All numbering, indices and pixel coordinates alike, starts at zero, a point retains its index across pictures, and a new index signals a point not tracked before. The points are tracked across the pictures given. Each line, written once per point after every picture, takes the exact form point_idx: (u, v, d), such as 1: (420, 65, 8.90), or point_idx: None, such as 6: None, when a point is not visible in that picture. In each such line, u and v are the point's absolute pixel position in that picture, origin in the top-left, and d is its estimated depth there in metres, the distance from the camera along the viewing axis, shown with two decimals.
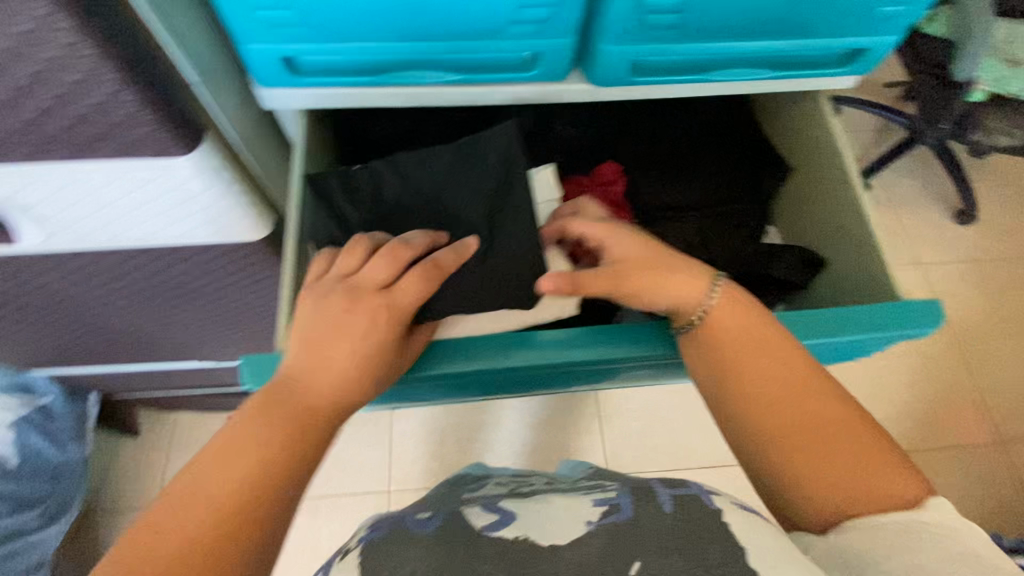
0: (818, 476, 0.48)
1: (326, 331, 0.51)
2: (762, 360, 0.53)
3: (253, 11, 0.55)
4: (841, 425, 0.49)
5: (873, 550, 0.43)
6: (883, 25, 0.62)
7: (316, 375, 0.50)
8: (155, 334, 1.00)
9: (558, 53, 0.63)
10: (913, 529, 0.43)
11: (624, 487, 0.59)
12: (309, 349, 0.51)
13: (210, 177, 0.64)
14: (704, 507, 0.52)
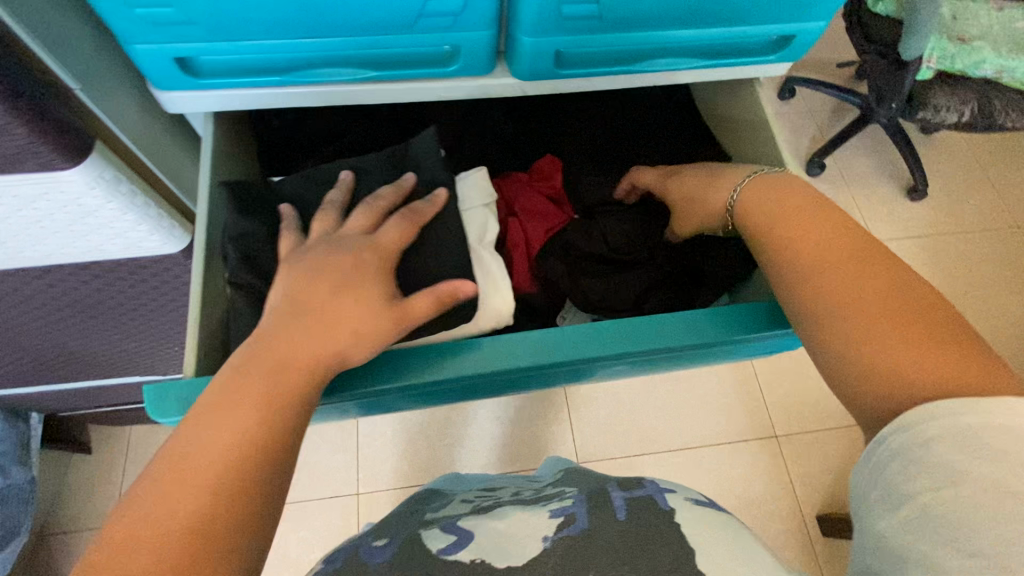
0: (879, 346, 0.45)
1: (317, 295, 0.48)
2: (817, 235, 0.53)
3: (131, 9, 0.50)
4: (912, 296, 0.47)
5: (915, 478, 0.40)
6: (809, 12, 0.61)
7: (310, 336, 0.46)
8: (83, 353, 0.94)
9: (476, 46, 0.59)
10: (970, 438, 0.39)
11: (580, 495, 0.57)
12: (297, 314, 0.47)
13: (108, 190, 0.59)
14: (658, 509, 0.52)
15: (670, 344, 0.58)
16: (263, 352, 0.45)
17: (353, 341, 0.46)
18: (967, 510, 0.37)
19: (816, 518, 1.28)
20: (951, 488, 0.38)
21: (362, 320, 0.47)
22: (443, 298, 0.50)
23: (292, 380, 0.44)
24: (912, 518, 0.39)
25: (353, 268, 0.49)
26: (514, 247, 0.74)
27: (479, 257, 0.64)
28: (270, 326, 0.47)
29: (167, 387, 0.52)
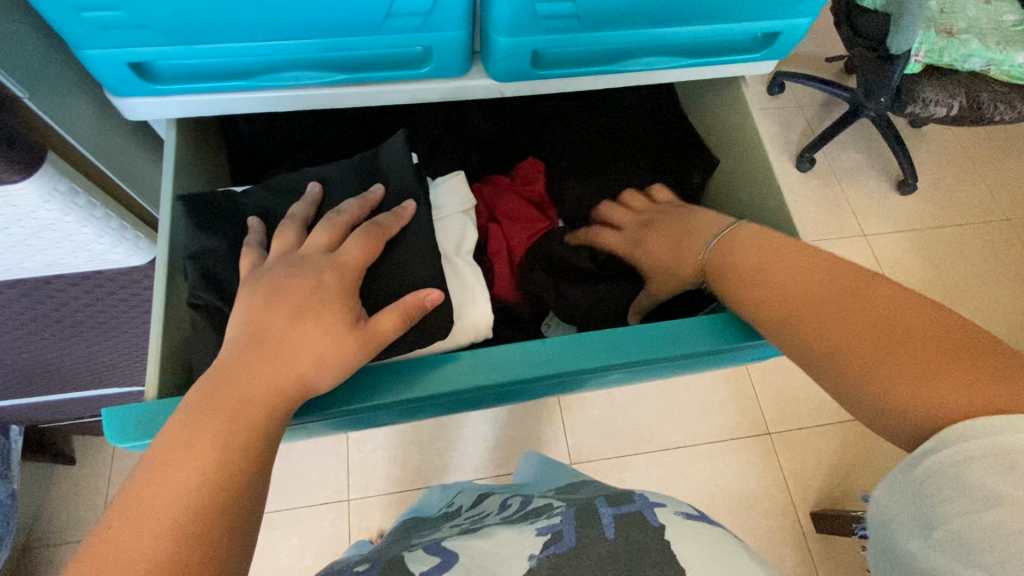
0: (894, 383, 0.43)
1: (275, 323, 0.46)
2: (799, 276, 0.51)
3: (78, 12, 0.47)
4: (913, 319, 0.45)
5: (956, 502, 0.40)
6: (795, 8, 0.59)
7: (270, 366, 0.44)
8: (55, 368, 0.90)
9: (449, 47, 0.57)
10: (1012, 460, 0.38)
11: (567, 510, 0.55)
12: (255, 344, 0.45)
13: (64, 203, 0.56)
14: (648, 525, 0.49)
15: (655, 354, 0.57)
16: (222, 384, 0.44)
17: (317, 369, 0.45)
18: (1012, 536, 0.37)
19: (811, 516, 1.27)
20: (996, 515, 0.38)
21: (325, 347, 0.45)
22: (408, 313, 0.50)
23: (253, 412, 0.43)
24: (953, 539, 0.40)
25: (313, 292, 0.47)
26: (495, 255, 0.71)
27: (456, 266, 0.62)
28: (228, 356, 0.45)
29: (126, 409, 0.51)
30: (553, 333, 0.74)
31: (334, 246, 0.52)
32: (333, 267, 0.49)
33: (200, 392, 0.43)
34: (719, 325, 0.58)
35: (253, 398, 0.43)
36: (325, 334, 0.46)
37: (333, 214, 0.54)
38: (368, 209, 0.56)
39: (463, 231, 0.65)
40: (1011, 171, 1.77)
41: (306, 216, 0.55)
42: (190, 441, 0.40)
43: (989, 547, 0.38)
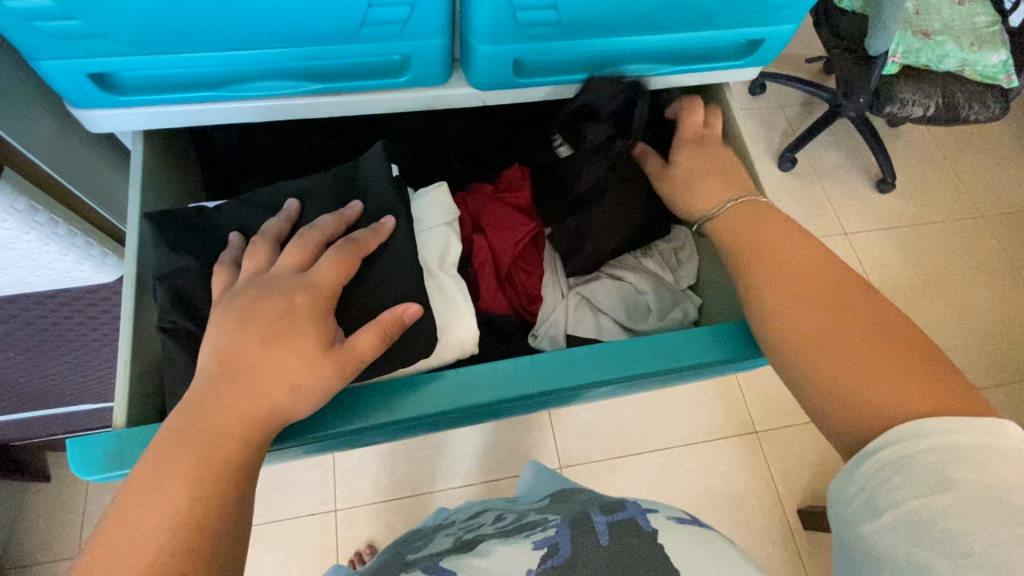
0: (852, 378, 0.44)
1: (246, 349, 0.44)
2: (798, 274, 0.50)
3: (30, 22, 0.44)
4: (898, 333, 0.46)
5: (909, 484, 0.40)
6: (778, 15, 0.58)
7: (243, 395, 0.42)
8: (24, 386, 0.86)
9: (428, 56, 0.55)
10: (962, 445, 0.40)
11: (563, 521, 0.53)
12: (226, 373, 0.43)
13: (23, 221, 0.53)
14: (640, 530, 0.49)
15: (649, 368, 0.56)
16: (193, 417, 0.41)
17: (290, 396, 0.43)
18: (963, 515, 0.38)
19: (798, 513, 1.28)
20: (948, 497, 0.39)
21: (299, 372, 0.43)
22: (386, 332, 0.47)
23: (224, 445, 0.41)
24: (904, 521, 0.40)
25: (284, 315, 0.45)
26: (479, 266, 0.70)
27: (438, 280, 0.60)
28: (200, 388, 0.43)
29: (90, 439, 0.48)
30: (540, 344, 0.74)
31: (308, 265, 0.50)
32: (306, 287, 0.47)
33: (173, 427, 0.41)
34: (716, 336, 0.58)
35: (225, 430, 0.41)
36: (298, 359, 0.44)
37: (306, 230, 0.51)
38: (344, 224, 0.54)
39: (446, 243, 0.63)
40: (985, 169, 1.80)
41: (280, 232, 0.53)
42: (160, 478, 0.38)
43: (940, 526, 0.38)
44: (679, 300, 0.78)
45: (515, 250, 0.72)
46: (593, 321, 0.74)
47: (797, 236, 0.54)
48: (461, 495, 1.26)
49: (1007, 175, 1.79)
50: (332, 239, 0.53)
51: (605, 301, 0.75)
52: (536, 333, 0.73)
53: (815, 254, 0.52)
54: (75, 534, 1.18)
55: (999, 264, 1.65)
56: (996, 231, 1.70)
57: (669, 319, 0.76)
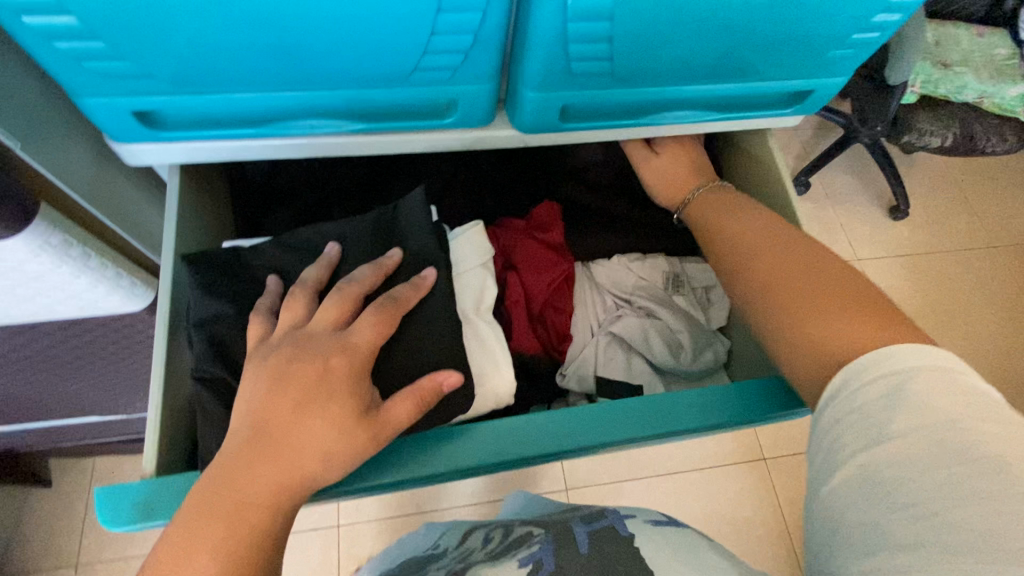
0: (809, 314, 0.48)
1: (279, 413, 0.42)
2: (759, 231, 0.57)
3: (79, 62, 0.43)
4: (834, 273, 0.50)
5: (851, 439, 0.40)
6: (832, 69, 0.57)
7: (275, 463, 0.41)
8: (36, 400, 0.85)
9: (475, 100, 0.54)
10: (903, 388, 0.40)
11: (546, 536, 0.50)
12: (258, 439, 0.42)
13: (58, 256, 0.52)
14: (618, 537, 0.47)
15: (683, 428, 0.54)
16: (221, 484, 0.40)
17: (324, 465, 0.42)
18: (907, 464, 0.36)
19: (806, 544, 1.25)
20: (889, 448, 0.37)
21: (332, 440, 0.42)
22: (423, 401, 0.46)
23: (251, 513, 0.40)
24: (859, 475, 0.38)
25: (322, 378, 0.43)
26: (512, 305, 0.69)
27: (474, 326, 0.59)
28: (230, 451, 0.41)
29: (117, 491, 0.46)
30: (569, 384, 0.72)
31: (344, 324, 0.48)
32: (345, 348, 0.45)
33: (197, 487, 0.40)
34: (732, 395, 0.56)
35: (254, 500, 0.40)
36: (331, 428, 0.42)
37: (345, 283, 0.50)
38: (383, 275, 0.52)
39: (482, 285, 0.62)
40: (999, 199, 1.79)
41: (316, 284, 0.51)
42: (189, 550, 0.37)
43: (886, 480, 0.36)
44: (711, 340, 0.77)
45: (548, 289, 0.71)
46: (625, 360, 0.73)
47: (741, 203, 0.62)
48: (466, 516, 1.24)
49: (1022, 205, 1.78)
50: (370, 293, 0.51)
51: (641, 341, 0.74)
52: (564, 371, 0.72)
53: (769, 227, 0.57)
54: (76, 543, 1.16)
55: (1011, 293, 1.64)
56: (1008, 261, 1.69)
57: (701, 361, 0.75)
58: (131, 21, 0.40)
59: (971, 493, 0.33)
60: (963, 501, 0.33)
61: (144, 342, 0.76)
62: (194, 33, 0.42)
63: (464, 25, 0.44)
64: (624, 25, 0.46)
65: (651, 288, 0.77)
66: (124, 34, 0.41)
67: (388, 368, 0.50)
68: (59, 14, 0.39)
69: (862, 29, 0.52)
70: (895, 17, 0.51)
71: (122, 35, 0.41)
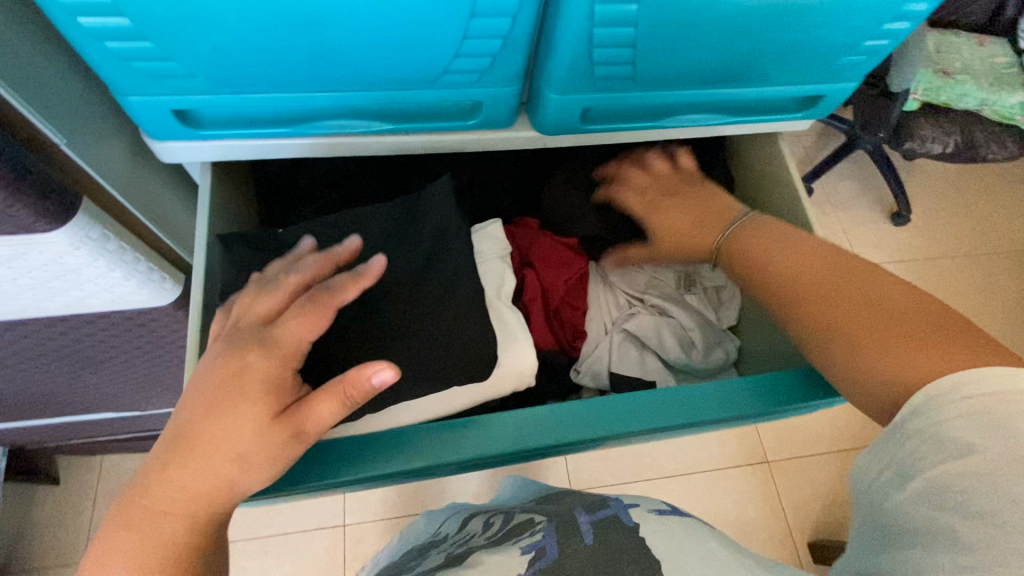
0: (881, 352, 0.46)
1: (193, 418, 0.42)
2: (812, 253, 0.55)
3: (127, 61, 0.45)
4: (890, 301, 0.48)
5: (927, 454, 0.40)
6: (843, 74, 0.59)
7: (190, 468, 0.40)
8: (56, 395, 0.87)
9: (499, 102, 0.56)
10: (993, 408, 0.39)
11: (548, 524, 0.51)
12: (174, 445, 0.41)
13: (95, 249, 0.54)
14: (623, 527, 0.48)
15: (710, 417, 0.56)
16: (141, 488, 0.41)
17: (238, 467, 0.41)
18: (982, 477, 0.37)
19: (810, 545, 1.26)
20: (971, 464, 0.38)
21: (243, 441, 0.41)
22: (346, 397, 0.43)
23: (171, 519, 0.40)
24: (930, 488, 0.40)
25: (235, 378, 0.43)
26: (530, 301, 0.71)
27: (497, 311, 0.61)
28: (155, 454, 0.42)
29: None
30: (583, 380, 0.74)
31: (275, 315, 0.47)
32: (267, 344, 0.45)
33: (127, 491, 0.41)
34: (749, 388, 0.58)
35: (167, 507, 0.40)
36: (245, 429, 0.41)
37: (288, 274, 0.49)
38: (412, 268, 0.54)
39: (502, 274, 0.63)
40: (999, 205, 1.81)
41: (278, 273, 0.51)
42: (108, 561, 0.38)
43: (957, 491, 0.38)
44: (721, 339, 0.79)
45: (565, 286, 0.73)
46: (638, 357, 0.75)
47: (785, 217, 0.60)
48: None
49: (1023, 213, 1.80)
50: (314, 282, 0.50)
51: (654, 338, 0.75)
52: (579, 367, 0.74)
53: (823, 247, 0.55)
54: (86, 539, 1.17)
55: (1011, 299, 1.65)
56: (1009, 267, 1.70)
57: (712, 359, 0.77)
58: (181, 24, 0.42)
59: None
60: None
61: (167, 337, 0.77)
62: (238, 35, 0.44)
63: (494, 30, 0.46)
64: (647, 31, 0.48)
65: (663, 287, 0.79)
66: (173, 35, 0.43)
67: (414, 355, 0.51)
68: (113, 15, 0.41)
69: (873, 37, 0.54)
70: (904, 25, 0.53)
71: (170, 36, 0.43)
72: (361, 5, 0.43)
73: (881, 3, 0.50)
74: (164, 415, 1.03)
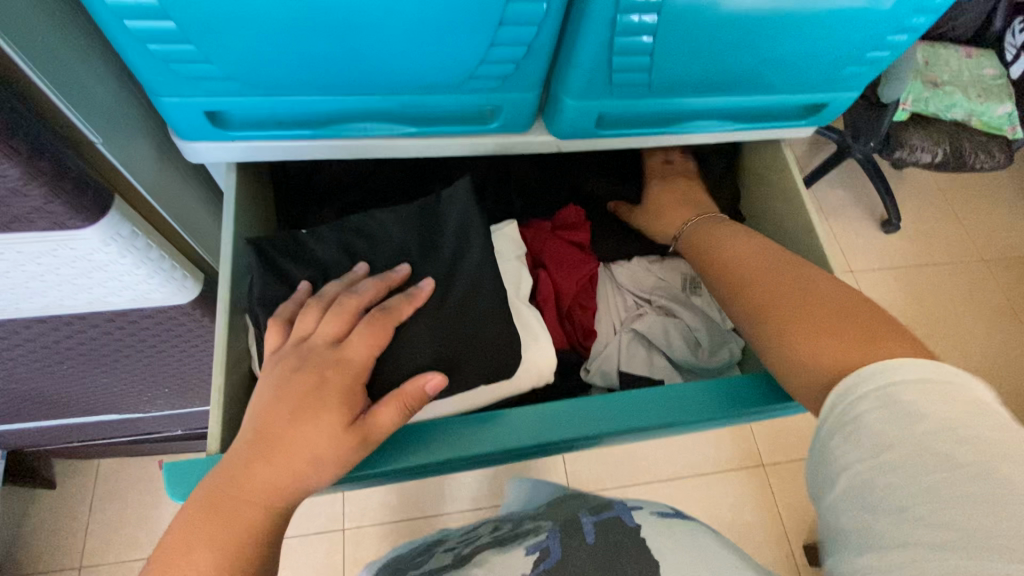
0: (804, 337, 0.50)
1: (276, 422, 0.45)
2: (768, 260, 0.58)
3: (167, 63, 0.47)
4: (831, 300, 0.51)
5: (850, 450, 0.41)
6: (845, 84, 0.61)
7: (273, 466, 0.44)
8: (63, 395, 0.87)
9: (519, 107, 0.58)
10: (900, 398, 0.41)
11: (552, 526, 0.53)
12: (257, 446, 0.44)
13: (124, 246, 0.55)
14: (624, 526, 0.50)
15: (724, 413, 0.58)
16: (222, 483, 0.43)
17: (315, 467, 0.44)
18: (903, 469, 0.37)
19: (804, 548, 1.28)
20: (882, 456, 0.39)
21: (322, 446, 0.44)
22: (407, 405, 0.47)
23: (252, 513, 0.43)
24: (854, 487, 0.39)
25: (317, 389, 0.46)
26: (544, 301, 0.72)
27: (516, 310, 0.62)
28: (234, 453, 0.45)
29: (183, 464, 0.49)
30: (593, 379, 0.75)
31: (343, 336, 0.50)
32: (338, 361, 0.48)
33: (204, 487, 0.44)
34: (761, 384, 0.60)
35: (251, 498, 0.43)
36: (324, 434, 0.44)
37: (346, 295, 0.51)
38: (436, 268, 0.56)
39: (520, 276, 0.65)
40: (985, 215, 1.85)
41: (335, 293, 0.52)
42: (190, 544, 0.41)
43: (881, 484, 0.38)
44: (726, 339, 0.80)
45: (578, 287, 0.75)
46: (646, 356, 0.77)
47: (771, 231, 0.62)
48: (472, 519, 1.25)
49: (1008, 222, 1.85)
50: (371, 304, 0.52)
51: (662, 339, 0.77)
52: (590, 365, 0.75)
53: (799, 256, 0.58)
54: (83, 543, 1.16)
55: (996, 306, 1.69)
56: (995, 275, 1.74)
57: (718, 358, 0.78)
58: (223, 27, 0.44)
59: (959, 496, 0.34)
60: (949, 503, 0.34)
61: (181, 337, 0.78)
62: (274, 38, 0.46)
63: (520, 37, 0.49)
64: (664, 40, 0.51)
65: (670, 288, 0.81)
66: (213, 38, 0.45)
67: (440, 343, 0.52)
68: (158, 19, 0.43)
69: (876, 48, 0.56)
70: (905, 38, 0.56)
71: (210, 38, 0.45)
72: (395, 13, 0.45)
73: (884, 16, 0.53)
74: (167, 415, 1.03)
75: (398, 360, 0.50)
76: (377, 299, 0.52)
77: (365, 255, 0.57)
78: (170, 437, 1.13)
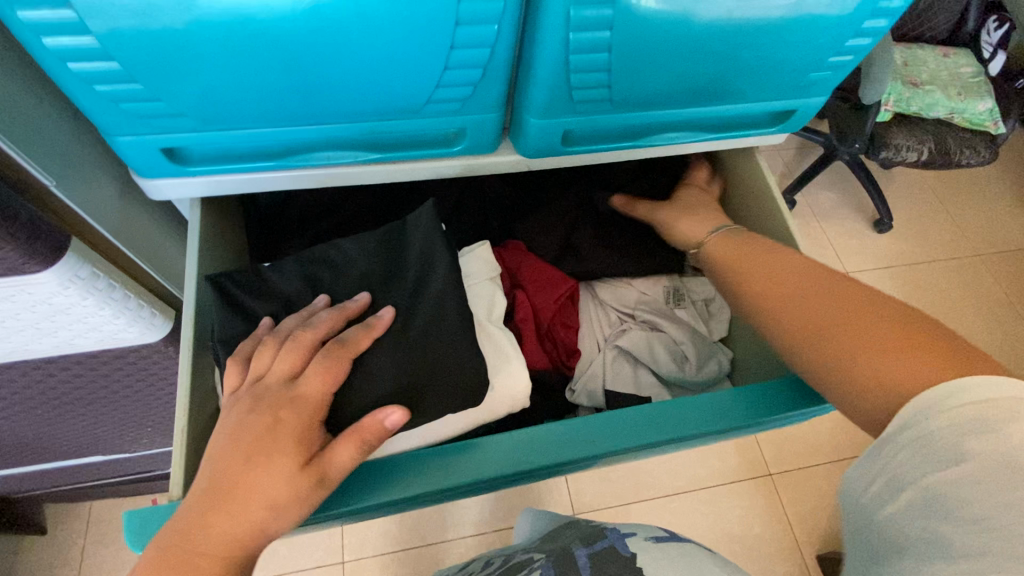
0: (856, 360, 0.47)
1: (231, 467, 0.43)
2: (796, 275, 0.55)
3: (116, 103, 0.46)
4: (875, 310, 0.48)
5: (918, 464, 0.41)
6: (811, 89, 0.61)
7: (230, 515, 0.42)
8: (43, 439, 0.85)
9: (482, 128, 0.57)
10: (986, 416, 0.39)
11: (546, 561, 0.51)
12: (212, 493, 0.42)
13: (84, 288, 0.54)
14: (620, 556, 0.48)
15: (707, 429, 0.56)
16: (177, 536, 0.41)
17: (272, 513, 0.42)
18: (980, 488, 0.37)
19: (817, 560, 1.24)
20: (963, 472, 0.38)
21: (285, 492, 0.42)
22: (365, 440, 0.45)
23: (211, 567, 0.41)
24: (923, 500, 0.40)
25: (273, 430, 0.44)
26: (522, 322, 0.71)
27: (488, 333, 0.61)
28: (188, 504, 0.42)
29: (144, 512, 0.47)
30: (578, 400, 0.74)
31: (299, 371, 0.48)
32: (301, 401, 0.46)
33: (158, 542, 0.41)
34: (749, 397, 0.58)
35: (207, 551, 0.41)
36: (281, 477, 0.42)
37: (301, 329, 0.50)
38: (402, 296, 0.55)
39: (492, 297, 0.64)
40: (976, 210, 1.85)
41: (290, 327, 0.51)
42: None
43: (955, 502, 0.38)
44: (714, 351, 0.79)
45: (555, 306, 0.73)
46: (632, 373, 0.75)
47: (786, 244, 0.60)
48: (473, 546, 1.22)
49: (1000, 215, 1.84)
50: (328, 336, 0.50)
51: (646, 353, 0.75)
52: (574, 386, 0.74)
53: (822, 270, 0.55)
54: None
55: (995, 300, 1.67)
56: (992, 270, 1.73)
57: (706, 371, 0.77)
58: (170, 65, 0.44)
59: None
60: None
61: (159, 376, 0.77)
62: (224, 72, 0.45)
63: (474, 59, 0.48)
64: (621, 56, 0.50)
65: (654, 302, 0.79)
66: (160, 75, 0.44)
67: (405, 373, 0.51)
68: (103, 59, 0.42)
69: (837, 54, 0.56)
70: (866, 41, 0.55)
71: (158, 75, 0.44)
72: (345, 42, 0.45)
73: (842, 22, 0.52)
74: (153, 454, 1.01)
75: (363, 394, 0.49)
76: (336, 328, 0.51)
77: (329, 287, 0.56)
78: (159, 476, 1.11)
